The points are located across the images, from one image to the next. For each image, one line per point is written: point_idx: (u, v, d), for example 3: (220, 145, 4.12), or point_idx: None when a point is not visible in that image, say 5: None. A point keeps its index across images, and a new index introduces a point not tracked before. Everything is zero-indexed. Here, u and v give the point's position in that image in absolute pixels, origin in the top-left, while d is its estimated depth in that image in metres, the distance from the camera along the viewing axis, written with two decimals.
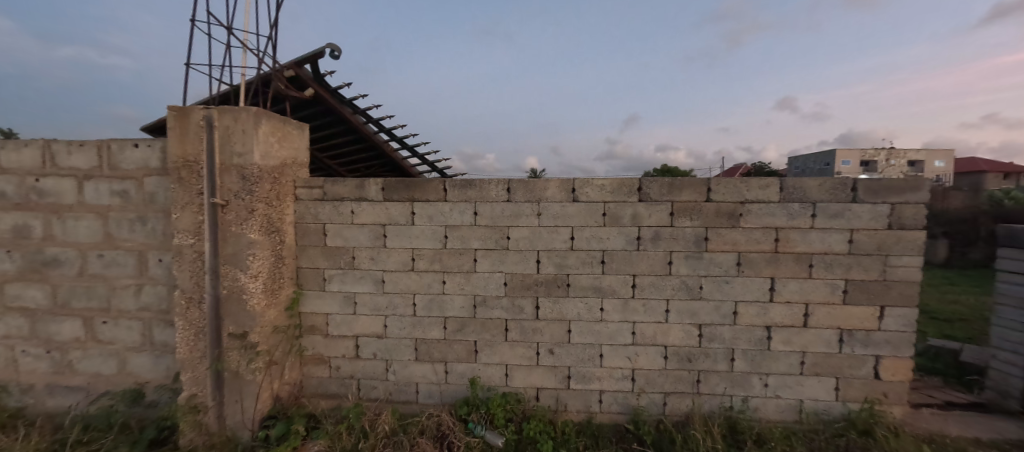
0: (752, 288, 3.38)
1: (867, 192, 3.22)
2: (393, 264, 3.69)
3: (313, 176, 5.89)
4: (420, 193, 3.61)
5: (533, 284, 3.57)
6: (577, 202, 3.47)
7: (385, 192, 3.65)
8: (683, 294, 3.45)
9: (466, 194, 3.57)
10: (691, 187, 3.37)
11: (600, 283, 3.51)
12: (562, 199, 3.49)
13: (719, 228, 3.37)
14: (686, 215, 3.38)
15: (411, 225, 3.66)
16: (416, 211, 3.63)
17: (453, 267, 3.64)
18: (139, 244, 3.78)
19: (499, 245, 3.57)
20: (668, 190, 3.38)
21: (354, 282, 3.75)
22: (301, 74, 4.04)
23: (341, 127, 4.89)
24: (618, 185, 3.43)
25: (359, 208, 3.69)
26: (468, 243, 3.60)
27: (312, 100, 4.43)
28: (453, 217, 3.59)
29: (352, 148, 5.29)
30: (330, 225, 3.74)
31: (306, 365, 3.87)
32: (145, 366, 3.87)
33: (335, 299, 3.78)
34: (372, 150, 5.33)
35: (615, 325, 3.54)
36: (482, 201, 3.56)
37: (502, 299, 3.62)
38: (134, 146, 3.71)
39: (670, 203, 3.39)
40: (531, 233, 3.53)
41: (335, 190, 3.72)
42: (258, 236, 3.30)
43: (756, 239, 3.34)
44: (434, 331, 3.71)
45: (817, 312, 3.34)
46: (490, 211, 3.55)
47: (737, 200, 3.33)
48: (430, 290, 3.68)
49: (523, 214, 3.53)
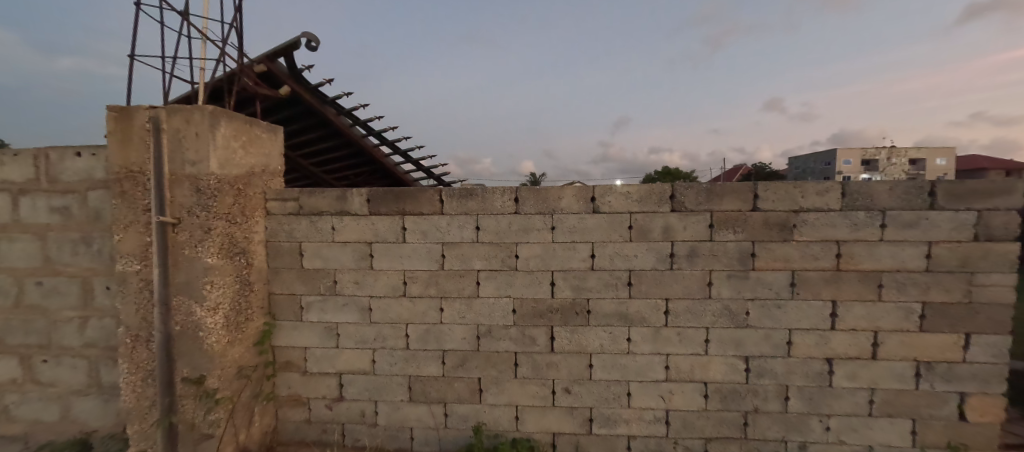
0: (810, 314, 2.83)
1: (948, 197, 2.68)
2: (382, 288, 3.14)
3: (299, 182, 5.41)
4: (412, 205, 3.07)
5: (547, 311, 3.02)
6: (597, 214, 2.92)
7: (370, 204, 3.09)
8: (726, 322, 2.90)
9: (466, 206, 3.03)
10: (735, 194, 2.82)
11: (626, 310, 2.97)
12: (580, 210, 2.94)
13: (768, 242, 2.82)
14: (728, 227, 2.84)
15: (401, 242, 3.10)
16: (407, 227, 3.08)
17: (452, 291, 3.09)
18: (83, 269, 3.22)
19: (506, 265, 3.02)
20: (707, 197, 2.84)
21: (336, 311, 3.19)
22: (275, 69, 3.52)
23: (324, 129, 4.39)
24: (648, 193, 2.88)
25: (341, 223, 3.13)
26: (470, 263, 3.05)
27: (290, 99, 3.91)
28: (452, 233, 3.05)
29: (337, 154, 4.80)
30: (306, 244, 3.18)
31: (282, 407, 3.30)
32: (93, 411, 3.30)
33: (314, 330, 3.23)
34: (360, 155, 4.82)
35: (645, 359, 2.98)
36: (484, 214, 3.02)
37: (510, 329, 3.06)
38: (76, 155, 3.16)
39: (709, 213, 2.84)
40: (544, 250, 2.98)
41: (311, 203, 3.15)
42: (217, 260, 2.76)
43: (813, 253, 2.80)
44: (431, 367, 3.15)
45: (888, 340, 2.79)
46: (495, 225, 3.00)
47: (790, 209, 2.78)
48: (426, 319, 3.13)
49: (534, 228, 2.98)
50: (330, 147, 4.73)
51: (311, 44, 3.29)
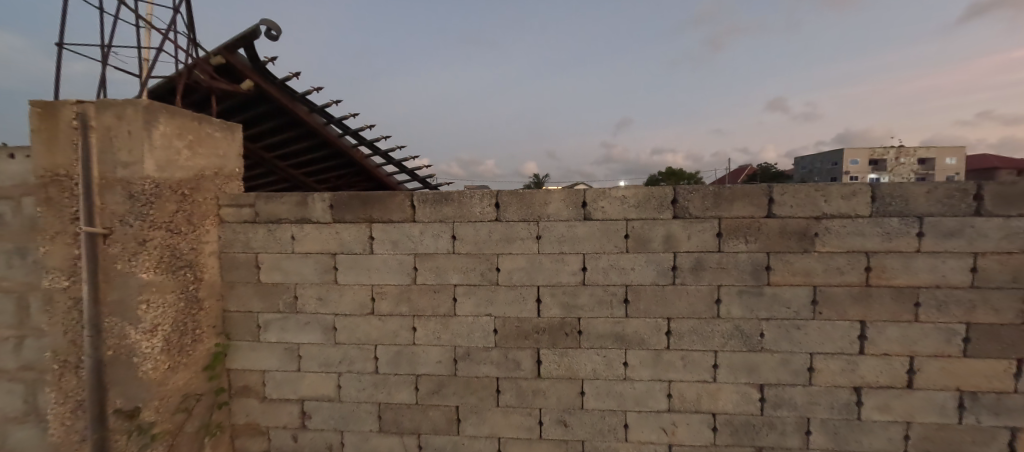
0: (833, 335, 2.46)
1: (997, 201, 2.29)
2: (348, 305, 2.79)
3: (279, 185, 5.12)
4: (380, 211, 2.72)
5: (533, 332, 2.66)
6: (589, 221, 2.56)
7: (334, 210, 2.75)
8: (737, 345, 2.53)
9: (441, 212, 2.68)
10: (747, 198, 2.45)
11: (623, 330, 2.60)
12: (569, 217, 2.58)
13: (785, 253, 2.45)
14: (739, 236, 2.47)
15: (369, 254, 2.76)
16: (375, 236, 2.73)
17: (426, 309, 2.74)
18: (19, 284, 2.89)
19: (486, 279, 2.67)
20: (714, 202, 2.47)
21: (297, 330, 2.85)
22: (234, 61, 3.19)
23: (297, 128, 4.07)
24: (646, 197, 2.52)
25: (301, 232, 2.79)
26: (445, 276, 2.70)
27: (256, 95, 3.60)
28: (425, 243, 2.70)
29: (315, 155, 4.49)
30: (264, 256, 2.84)
31: (239, 437, 2.96)
32: (30, 441, 2.97)
33: (273, 352, 2.89)
34: (339, 156, 4.50)
35: (644, 386, 2.61)
36: (461, 221, 2.66)
37: (491, 352, 2.71)
38: (10, 157, 2.84)
39: (716, 220, 2.48)
40: (529, 263, 2.63)
41: (268, 210, 2.81)
42: (155, 275, 2.43)
43: (838, 266, 2.43)
44: (403, 394, 2.80)
45: (925, 367, 2.41)
46: (473, 234, 2.65)
47: (811, 215, 2.42)
48: (397, 340, 2.78)
49: (517, 237, 2.63)
50: (306, 148, 4.41)
51: (271, 32, 2.97)
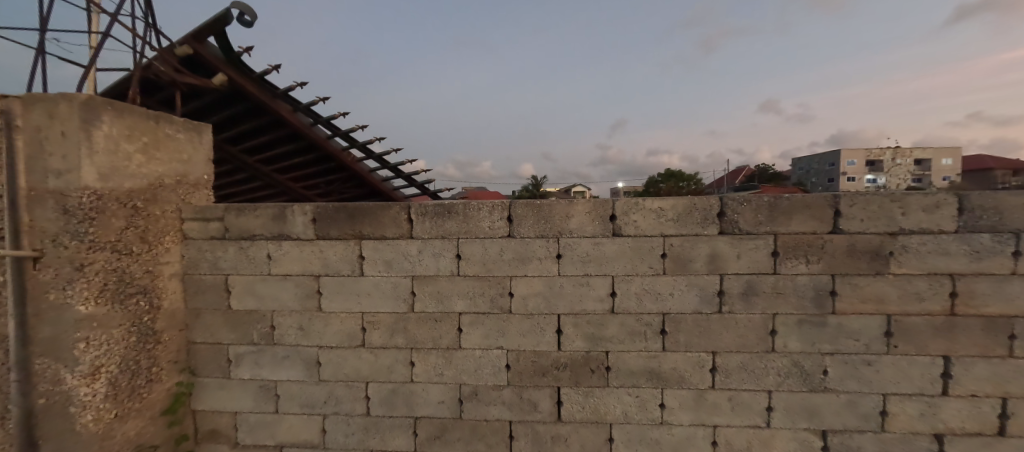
0: (909, 373, 2.08)
1: None
2: (333, 337, 2.37)
3: (265, 191, 4.71)
4: (370, 225, 2.30)
5: (552, 368, 2.26)
6: (618, 238, 2.16)
7: (315, 225, 2.33)
8: (794, 384, 2.13)
9: (443, 228, 2.27)
10: (809, 211, 2.06)
11: (659, 367, 2.20)
12: (594, 233, 2.18)
13: (853, 276, 2.07)
14: (799, 256, 2.08)
15: (358, 276, 2.34)
16: (365, 255, 2.32)
17: (426, 341, 2.33)
18: None
19: (496, 306, 2.27)
20: (769, 215, 2.07)
21: (274, 365, 2.43)
22: (203, 51, 2.77)
23: (281, 128, 3.65)
24: (688, 209, 2.12)
25: (278, 250, 2.36)
26: (449, 303, 2.29)
27: (232, 91, 3.18)
28: (424, 263, 2.29)
29: (302, 159, 4.06)
30: (234, 279, 2.41)
31: None
32: None
33: (246, 391, 2.47)
34: (329, 160, 4.08)
35: (684, 432, 2.21)
36: (467, 238, 2.26)
37: (503, 391, 2.30)
38: None
39: (771, 236, 2.08)
40: (547, 287, 2.22)
41: (239, 224, 2.39)
42: (96, 307, 2.01)
43: (916, 292, 2.04)
44: (399, 440, 2.39)
45: (1021, 412, 2.02)
46: (481, 253, 2.25)
47: (885, 231, 2.03)
48: (391, 377, 2.36)
49: (533, 257, 2.22)
50: (293, 152, 3.99)
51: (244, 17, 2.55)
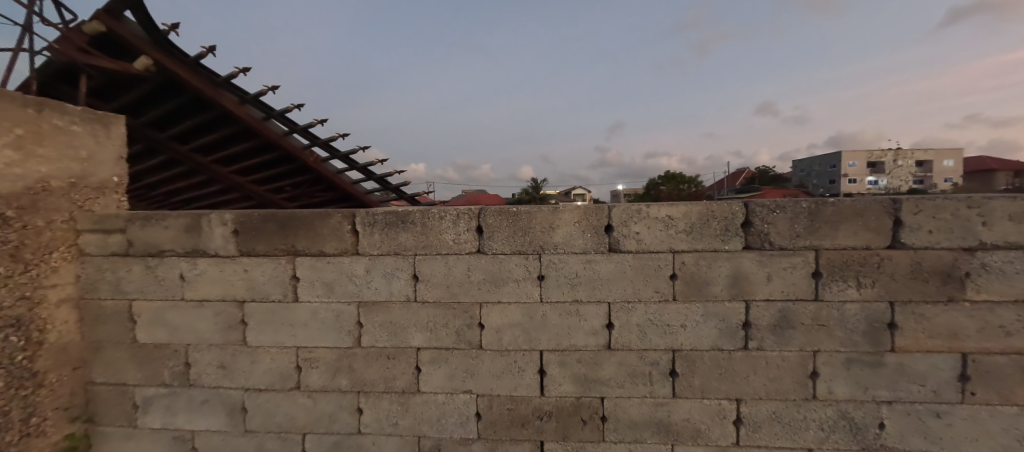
0: (990, 429, 1.61)
1: None
2: (261, 377, 1.90)
3: (227, 194, 4.27)
4: (305, 239, 1.83)
5: (534, 418, 1.79)
6: (616, 255, 1.70)
7: (238, 239, 1.86)
8: (841, 441, 1.67)
9: (395, 242, 1.80)
10: (860, 220, 1.60)
11: (668, 418, 1.73)
12: (586, 249, 1.72)
13: (918, 304, 1.61)
14: (847, 278, 1.62)
15: (291, 302, 1.87)
16: (300, 276, 1.85)
17: (376, 383, 1.86)
18: None
19: (463, 340, 1.80)
20: (810, 225, 1.62)
21: (191, 412, 1.96)
22: (119, 29, 2.32)
23: (231, 124, 3.19)
24: (704, 218, 1.66)
25: (193, 270, 1.90)
26: (404, 335, 1.82)
27: (166, 80, 2.73)
28: (373, 286, 1.83)
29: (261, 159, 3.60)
30: (141, 305, 1.95)
31: None
32: None
33: (158, 442, 2.00)
34: (290, 160, 3.62)
35: None
36: (426, 255, 1.80)
37: (472, 446, 1.84)
38: None
39: (812, 253, 1.63)
40: (527, 316, 1.76)
41: (145, 238, 1.92)
42: None
43: (1001, 324, 1.58)
44: None
45: None
46: (443, 274, 1.79)
47: (960, 245, 1.57)
48: (334, 428, 1.89)
49: (508, 278, 1.76)
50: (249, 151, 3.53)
51: None
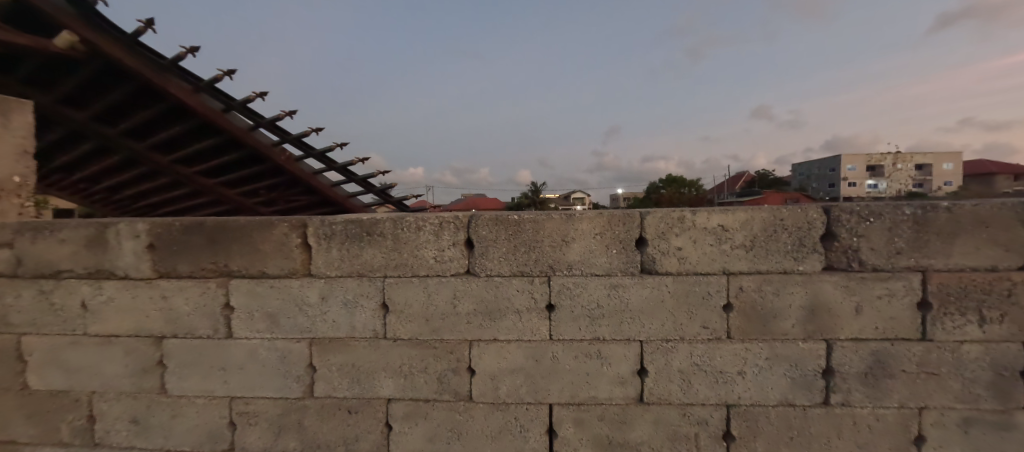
0: None
1: None
2: (186, 436, 1.47)
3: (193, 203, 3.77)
4: (240, 256, 1.40)
5: None
6: (650, 278, 1.28)
7: (154, 256, 1.42)
8: None
9: (358, 261, 1.37)
10: (984, 231, 1.18)
11: None
12: (610, 270, 1.29)
13: None
14: (966, 310, 1.20)
15: (223, 339, 1.43)
16: (235, 305, 1.41)
17: (334, 445, 1.42)
18: None
19: (448, 390, 1.37)
20: (914, 239, 1.19)
21: None
22: None
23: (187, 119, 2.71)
24: (770, 229, 1.23)
25: (99, 296, 1.46)
26: (369, 383, 1.39)
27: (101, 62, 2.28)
28: (329, 318, 1.39)
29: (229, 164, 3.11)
30: (33, 342, 1.51)
31: None
32: None
33: None
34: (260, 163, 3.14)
35: None
36: (398, 277, 1.36)
37: None
38: None
39: (917, 277, 1.20)
40: (531, 359, 1.33)
41: (38, 255, 1.48)
42: None
43: None
44: None
45: None
46: (421, 302, 1.36)
47: None
48: None
49: (506, 309, 1.33)
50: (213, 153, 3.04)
51: None
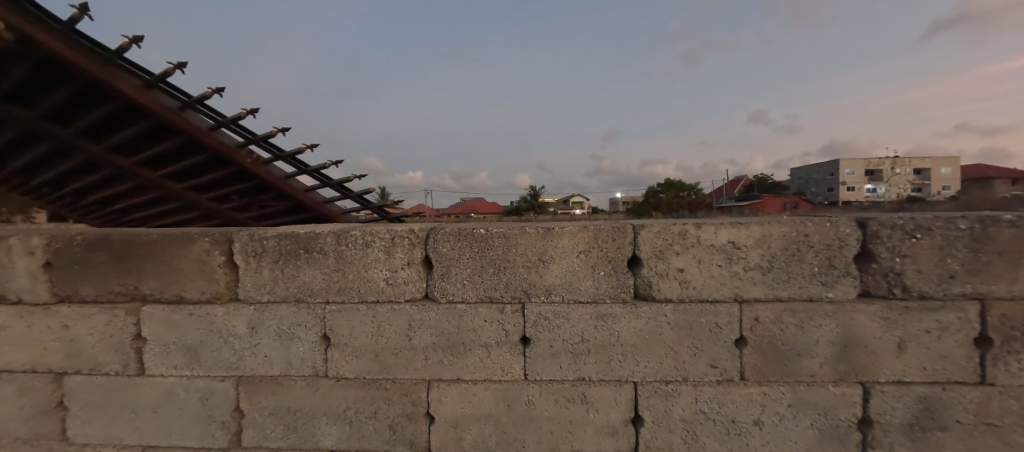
0: None
1: None
2: None
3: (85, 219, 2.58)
4: (154, 278, 1.16)
5: None
6: (645, 306, 1.05)
7: (52, 277, 1.19)
8: None
9: (294, 282, 1.14)
10: None
11: None
12: (596, 297, 1.06)
13: None
14: None
15: (133, 378, 1.20)
16: (148, 336, 1.18)
17: None
18: None
19: (401, 440, 1.13)
20: (970, 260, 0.97)
21: None
22: None
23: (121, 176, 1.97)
24: (792, 247, 1.01)
25: None
26: (308, 431, 1.15)
27: None
28: (259, 353, 1.15)
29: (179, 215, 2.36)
30: None
31: None
32: None
33: None
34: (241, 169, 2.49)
35: None
36: (342, 304, 1.13)
37: None
38: None
39: (974, 306, 0.97)
40: (502, 404, 1.10)
41: None
42: None
43: None
44: None
45: None
46: (369, 335, 1.12)
47: None
48: None
49: (472, 343, 1.10)
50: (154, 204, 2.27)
51: None
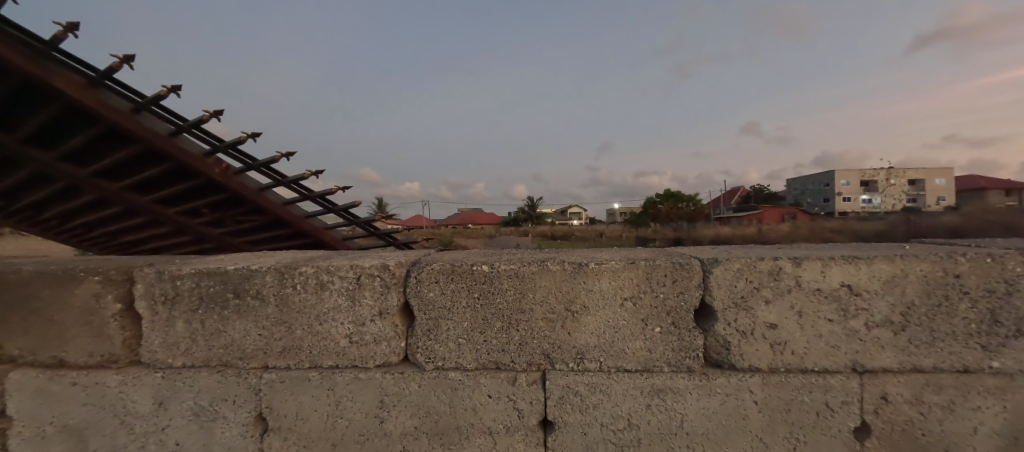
0: None
1: None
2: None
3: (40, 235, 2.19)
4: (25, 332, 0.83)
5: None
6: (721, 379, 0.72)
7: None
8: None
9: (219, 340, 0.81)
10: None
11: None
12: (649, 365, 0.74)
13: None
14: None
15: None
16: (14, 414, 0.84)
17: None
18: None
19: None
20: None
21: None
22: None
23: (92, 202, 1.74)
24: (936, 294, 0.69)
25: None
26: None
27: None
28: (169, 439, 0.82)
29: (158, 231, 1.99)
30: None
31: None
32: None
33: None
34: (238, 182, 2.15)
35: None
36: (284, 371, 0.80)
37: None
38: None
39: None
40: None
41: None
42: None
43: None
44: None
45: None
46: (322, 417, 0.78)
47: None
48: None
49: (469, 429, 0.77)
50: (136, 229, 2.00)
51: None
